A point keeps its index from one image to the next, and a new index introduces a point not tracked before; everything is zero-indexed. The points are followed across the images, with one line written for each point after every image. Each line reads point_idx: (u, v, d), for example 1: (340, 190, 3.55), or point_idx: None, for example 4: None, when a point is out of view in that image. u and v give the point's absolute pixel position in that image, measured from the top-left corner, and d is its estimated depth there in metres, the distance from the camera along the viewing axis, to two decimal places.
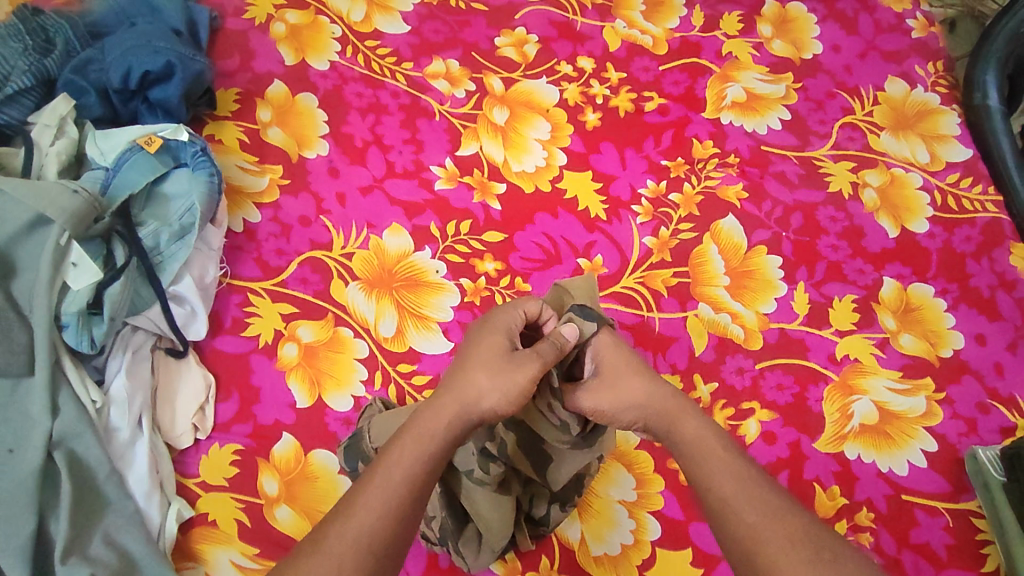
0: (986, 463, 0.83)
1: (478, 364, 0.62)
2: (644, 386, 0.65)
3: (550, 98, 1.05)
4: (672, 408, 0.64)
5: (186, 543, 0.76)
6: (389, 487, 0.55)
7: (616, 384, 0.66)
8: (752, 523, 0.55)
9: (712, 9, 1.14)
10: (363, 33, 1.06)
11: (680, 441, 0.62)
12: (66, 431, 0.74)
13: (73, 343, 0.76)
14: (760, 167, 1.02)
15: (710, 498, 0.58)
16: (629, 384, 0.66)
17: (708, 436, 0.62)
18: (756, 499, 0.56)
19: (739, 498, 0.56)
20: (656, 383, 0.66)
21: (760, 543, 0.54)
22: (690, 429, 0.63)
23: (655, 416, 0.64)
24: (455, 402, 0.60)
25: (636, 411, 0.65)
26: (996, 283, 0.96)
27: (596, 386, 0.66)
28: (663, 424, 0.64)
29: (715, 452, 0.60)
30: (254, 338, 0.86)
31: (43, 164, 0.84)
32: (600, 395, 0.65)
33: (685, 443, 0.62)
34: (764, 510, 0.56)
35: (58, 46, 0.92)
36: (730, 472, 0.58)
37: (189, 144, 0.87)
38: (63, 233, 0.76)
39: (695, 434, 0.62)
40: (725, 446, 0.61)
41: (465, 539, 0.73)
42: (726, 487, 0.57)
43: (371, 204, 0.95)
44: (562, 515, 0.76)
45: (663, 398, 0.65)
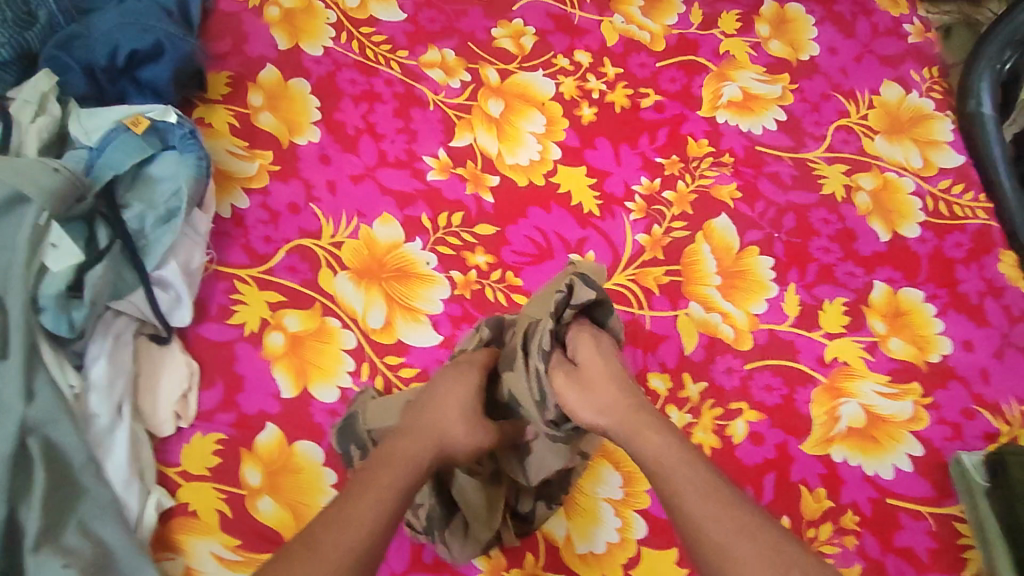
0: (971, 468, 0.84)
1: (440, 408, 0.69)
2: (613, 394, 0.67)
3: (546, 91, 1.04)
4: (637, 418, 0.65)
5: (166, 533, 0.75)
6: (381, 497, 0.58)
7: (588, 385, 0.68)
8: (717, 540, 0.55)
9: (711, 7, 1.14)
10: (358, 19, 1.05)
11: (645, 453, 0.63)
12: (41, 417, 0.71)
13: (50, 325, 0.74)
14: (755, 168, 1.01)
15: (678, 512, 0.58)
16: (602, 387, 0.67)
17: (671, 451, 0.61)
18: (726, 514, 0.56)
19: (706, 514, 0.57)
20: (624, 392, 0.67)
21: (726, 558, 0.54)
22: (655, 442, 0.62)
23: (617, 424, 0.65)
24: (427, 438, 0.66)
25: (604, 417, 0.66)
26: (985, 290, 0.97)
27: (573, 379, 0.68)
28: (626, 437, 0.65)
29: (681, 465, 0.60)
30: (240, 327, 0.84)
31: (24, 141, 0.81)
32: (575, 391, 0.67)
33: (650, 455, 0.62)
34: (733, 526, 0.56)
35: (41, 20, 0.89)
36: (699, 485, 0.58)
37: (177, 126, 0.84)
38: (42, 213, 0.74)
39: (662, 446, 0.62)
40: (693, 459, 0.61)
41: (451, 529, 0.72)
42: (693, 502, 0.57)
43: (362, 193, 0.93)
44: (547, 512, 0.77)
45: (629, 408, 0.66)
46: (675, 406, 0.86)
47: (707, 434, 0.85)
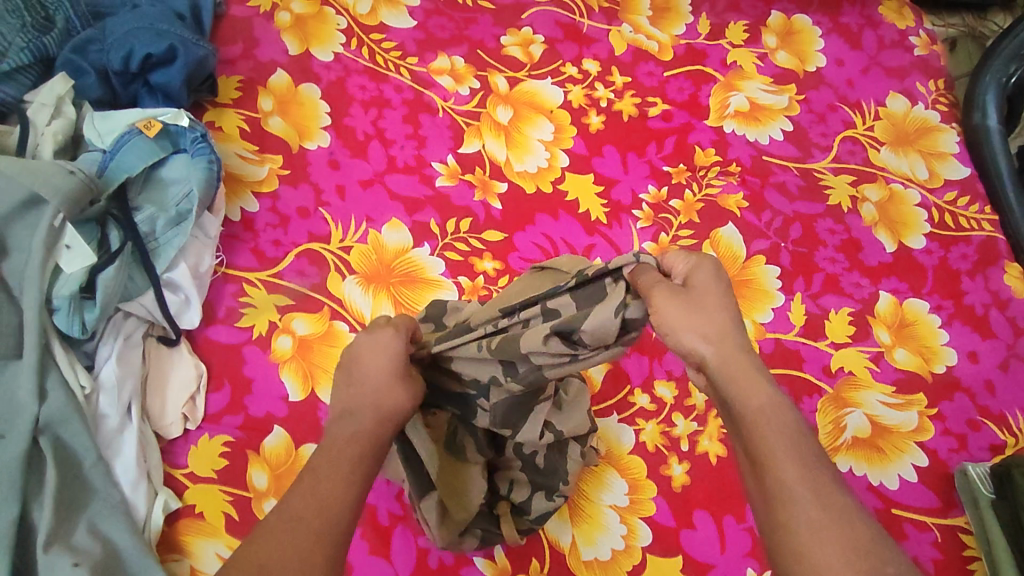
0: (976, 480, 0.83)
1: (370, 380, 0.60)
2: (719, 322, 0.57)
3: (554, 99, 1.04)
4: (743, 360, 0.56)
5: (172, 535, 0.75)
6: (325, 487, 0.52)
7: (696, 306, 0.56)
8: (810, 520, 0.50)
9: (719, 17, 1.15)
10: (369, 25, 1.05)
11: (747, 402, 0.55)
12: (53, 416, 0.72)
13: (63, 327, 0.75)
14: (761, 177, 1.02)
15: (769, 479, 0.52)
16: (709, 307, 0.57)
17: (775, 412, 0.54)
18: (822, 495, 0.51)
19: (803, 488, 0.51)
20: (732, 322, 0.57)
21: (816, 540, 0.49)
22: (763, 393, 0.55)
23: (720, 365, 0.56)
24: (370, 412, 0.58)
25: (704, 344, 0.56)
26: (990, 301, 0.97)
27: (677, 296, 0.56)
28: (724, 378, 0.56)
29: (785, 431, 0.53)
30: (248, 330, 0.85)
31: (38, 143, 0.82)
32: (675, 307, 0.55)
33: (754, 407, 0.54)
34: (826, 509, 0.50)
35: (58, 25, 0.90)
36: (797, 459, 0.52)
37: (189, 130, 0.85)
38: (57, 215, 0.74)
39: (768, 400, 0.55)
40: (796, 422, 0.54)
41: (427, 504, 0.69)
42: (790, 472, 0.52)
43: (371, 198, 0.94)
44: (548, 505, 0.75)
45: (733, 343, 0.57)
46: (681, 413, 0.85)
47: (714, 443, 0.84)
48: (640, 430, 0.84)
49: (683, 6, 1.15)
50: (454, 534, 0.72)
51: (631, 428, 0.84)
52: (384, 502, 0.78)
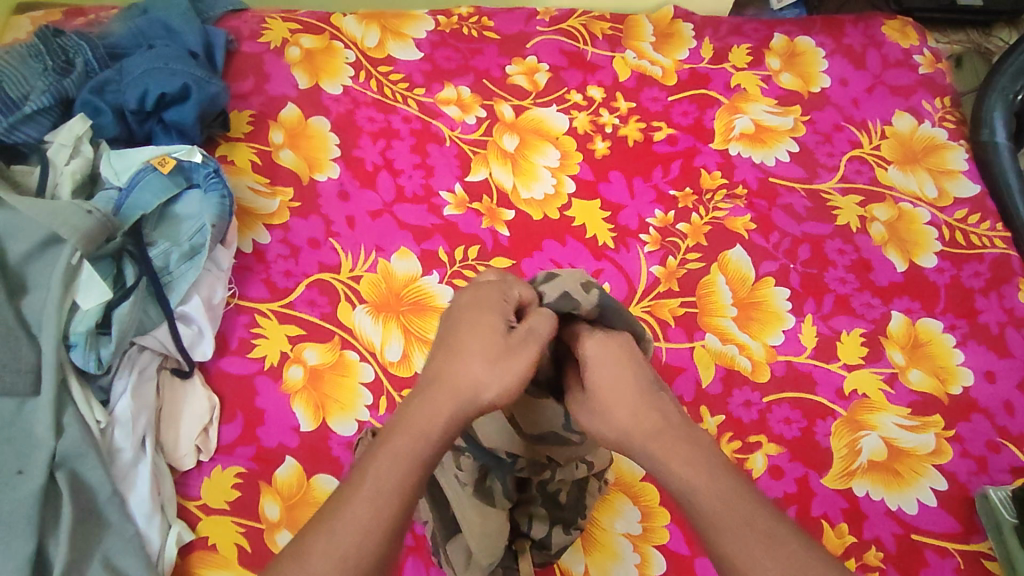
0: (998, 504, 0.81)
1: (470, 351, 0.60)
2: (636, 411, 0.60)
3: (560, 126, 1.06)
4: (659, 443, 0.58)
5: (185, 567, 0.76)
6: (378, 498, 0.52)
7: (610, 408, 0.61)
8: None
9: (722, 41, 1.16)
10: (377, 58, 1.08)
11: (688, 485, 0.56)
12: (69, 452, 0.73)
13: (80, 363, 0.76)
14: (768, 200, 1.02)
15: (720, 550, 0.53)
16: (625, 410, 0.60)
17: (700, 477, 0.55)
18: (766, 552, 0.51)
19: (754, 554, 0.51)
20: (638, 410, 0.60)
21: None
22: (695, 469, 0.56)
23: (642, 453, 0.59)
24: (451, 396, 0.58)
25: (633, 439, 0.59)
26: (1005, 319, 0.96)
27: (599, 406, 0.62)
28: (652, 463, 0.58)
29: (726, 499, 0.54)
30: (260, 360, 0.86)
31: (58, 183, 0.85)
32: (606, 418, 0.61)
33: (681, 486, 0.56)
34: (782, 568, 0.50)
35: (78, 67, 0.93)
36: (752, 534, 0.52)
37: (202, 165, 0.87)
38: (74, 253, 0.76)
39: (689, 470, 0.56)
40: (742, 492, 0.55)
41: (453, 547, 0.71)
42: (730, 540, 0.52)
43: (380, 228, 0.95)
44: (566, 538, 0.75)
45: (648, 431, 0.59)
46: None
47: None
48: None
49: (686, 31, 1.16)
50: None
51: None
52: None
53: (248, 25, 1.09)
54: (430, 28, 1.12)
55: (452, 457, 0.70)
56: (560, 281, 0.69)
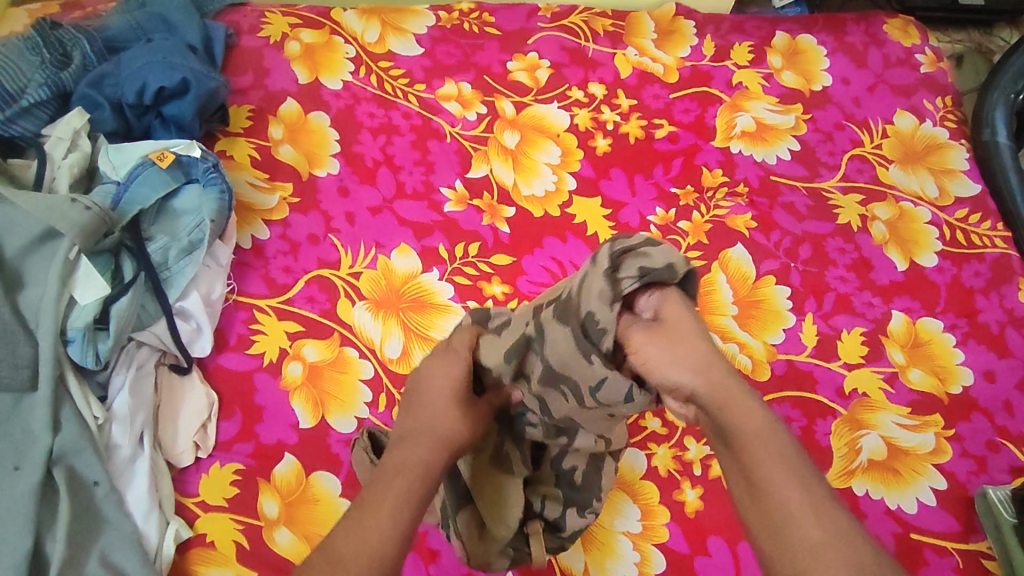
0: (997, 503, 0.82)
1: (423, 405, 0.63)
2: (708, 348, 0.57)
3: (560, 123, 1.05)
4: (733, 387, 0.56)
5: (183, 564, 0.75)
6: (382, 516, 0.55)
7: (676, 339, 0.57)
8: (814, 541, 0.50)
9: (724, 39, 1.15)
10: (377, 54, 1.07)
11: (743, 428, 0.54)
12: (67, 448, 0.73)
13: (77, 358, 0.75)
14: (769, 198, 1.02)
15: (771, 501, 0.52)
16: (697, 344, 0.57)
17: (771, 432, 0.54)
18: (822, 517, 0.51)
19: (804, 511, 0.51)
20: (716, 353, 0.57)
21: (816, 561, 0.49)
22: (756, 416, 0.55)
23: (712, 390, 0.55)
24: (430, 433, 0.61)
25: (692, 377, 0.55)
26: (1005, 319, 0.96)
27: (656, 334, 0.57)
28: (719, 404, 0.55)
29: (780, 453, 0.53)
30: (259, 357, 0.85)
31: (55, 177, 0.84)
32: (659, 345, 0.56)
33: (749, 431, 0.54)
34: (828, 531, 0.50)
35: (75, 61, 0.92)
36: (801, 496, 0.52)
37: (201, 160, 0.86)
38: (72, 247, 0.76)
39: (762, 423, 0.55)
40: (795, 452, 0.54)
41: (464, 518, 0.70)
42: (791, 495, 0.52)
43: (380, 224, 0.95)
44: (580, 521, 0.73)
45: (723, 371, 0.56)
46: (693, 438, 0.85)
47: None
48: (652, 454, 0.83)
49: (687, 28, 1.16)
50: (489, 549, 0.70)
51: (643, 451, 0.84)
52: None
53: (248, 19, 1.08)
54: (431, 24, 1.11)
55: None
56: (664, 247, 0.59)
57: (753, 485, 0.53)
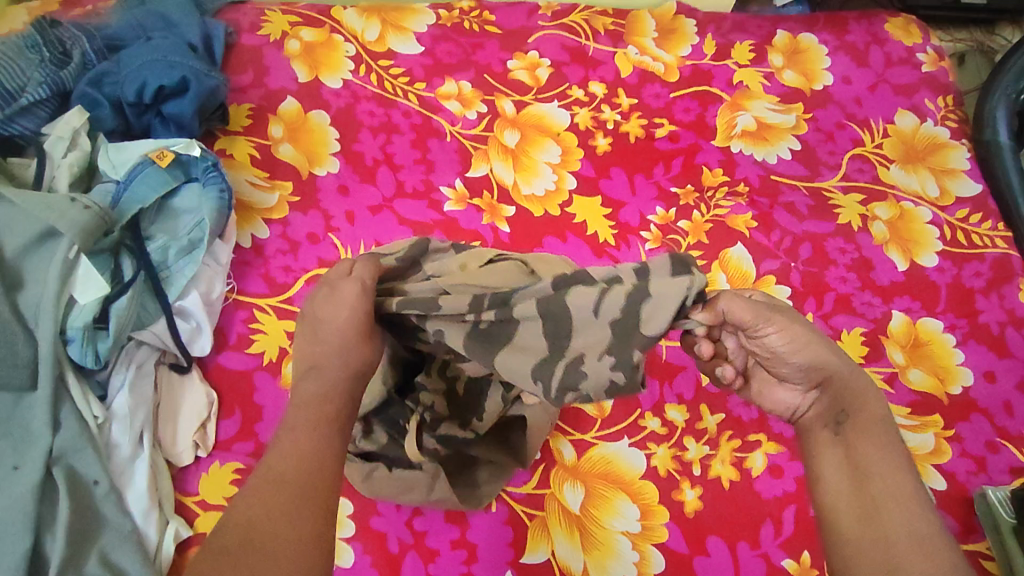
0: (997, 504, 0.82)
1: (323, 337, 0.59)
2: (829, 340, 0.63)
3: (561, 121, 1.05)
4: (865, 387, 0.63)
5: (183, 563, 0.76)
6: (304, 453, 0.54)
7: (810, 325, 0.61)
8: (914, 529, 0.58)
9: (724, 38, 1.15)
10: (377, 52, 1.07)
11: (865, 417, 0.63)
12: (66, 447, 0.73)
13: (76, 357, 0.75)
14: (770, 197, 1.02)
15: (871, 488, 0.61)
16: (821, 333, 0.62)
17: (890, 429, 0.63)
18: (915, 513, 0.59)
19: (894, 505, 0.60)
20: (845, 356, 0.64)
21: (905, 550, 0.58)
22: (874, 406, 0.63)
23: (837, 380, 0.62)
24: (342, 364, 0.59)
25: (835, 361, 0.61)
26: (1005, 319, 0.96)
27: (762, 313, 0.59)
28: (848, 396, 0.63)
29: (889, 452, 0.62)
30: (258, 356, 0.85)
31: (55, 176, 0.84)
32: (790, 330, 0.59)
33: (877, 423, 0.63)
34: (913, 527, 0.58)
35: (75, 59, 0.92)
36: (899, 494, 0.60)
37: (201, 159, 0.86)
38: (72, 247, 0.76)
39: (884, 420, 0.63)
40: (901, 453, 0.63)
41: None
42: (904, 484, 0.61)
43: (380, 223, 0.95)
44: (458, 432, 0.74)
45: (859, 372, 0.63)
46: (692, 438, 0.85)
47: (725, 466, 0.84)
48: (651, 454, 0.83)
49: (688, 27, 1.16)
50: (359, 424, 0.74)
51: (642, 451, 0.84)
52: (394, 530, 0.78)
53: (248, 18, 1.08)
54: (431, 22, 1.11)
55: None
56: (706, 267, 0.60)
57: (856, 471, 0.62)
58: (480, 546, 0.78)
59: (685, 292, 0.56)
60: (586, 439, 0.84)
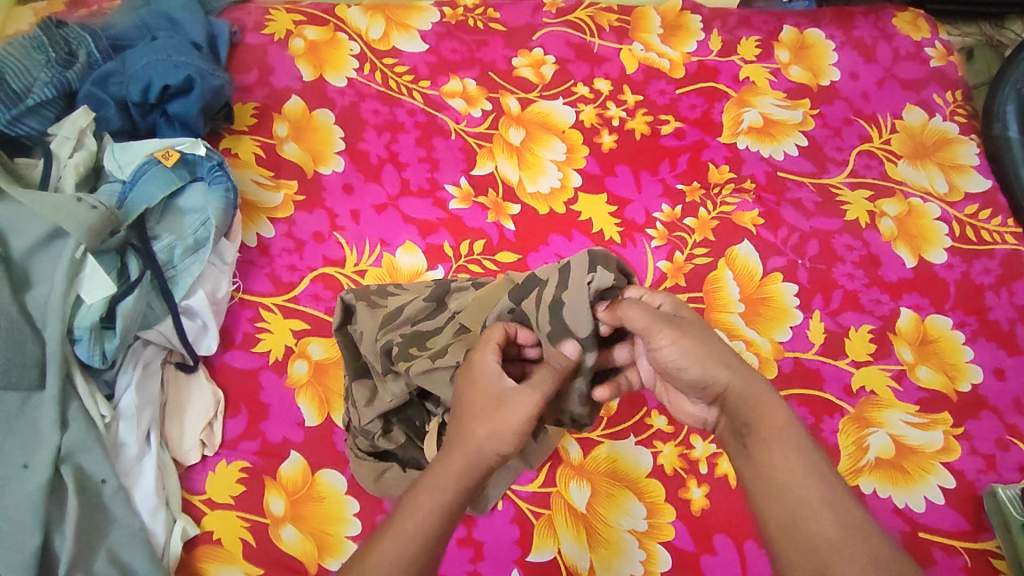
0: (1006, 502, 0.81)
1: (473, 414, 0.60)
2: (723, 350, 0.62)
3: (566, 119, 1.05)
4: (759, 386, 0.60)
5: (191, 561, 0.76)
6: (404, 535, 0.54)
7: (703, 335, 0.61)
8: (829, 537, 0.51)
9: (730, 34, 1.14)
10: (381, 50, 1.07)
11: (767, 422, 0.57)
12: (74, 446, 0.73)
13: (84, 357, 0.76)
14: (777, 194, 1.01)
15: (789, 498, 0.54)
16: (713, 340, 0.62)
17: (794, 426, 0.57)
18: (839, 512, 0.52)
19: (823, 503, 0.53)
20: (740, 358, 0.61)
21: (836, 556, 0.50)
22: (775, 411, 0.58)
23: (744, 384, 0.59)
24: (462, 453, 0.58)
25: (728, 372, 0.60)
26: (1015, 316, 0.95)
27: (670, 325, 0.60)
28: (748, 402, 0.59)
29: (799, 447, 0.56)
30: (265, 355, 0.85)
31: (61, 176, 0.84)
32: (686, 342, 0.60)
33: (779, 427, 0.57)
34: (844, 522, 0.52)
35: (80, 59, 0.92)
36: (811, 497, 0.53)
37: (206, 158, 0.86)
38: (78, 246, 0.76)
39: (787, 420, 0.57)
40: (813, 448, 0.56)
41: (359, 386, 0.76)
42: (811, 489, 0.54)
43: (385, 222, 0.94)
44: None
45: (750, 371, 0.60)
46: (699, 436, 0.84)
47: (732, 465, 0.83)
48: (658, 453, 0.83)
49: (693, 23, 1.15)
50: (372, 418, 0.74)
51: (649, 449, 0.83)
52: None
53: (252, 16, 1.08)
54: (435, 20, 1.11)
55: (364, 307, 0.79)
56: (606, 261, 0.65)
57: (767, 483, 0.55)
58: (486, 545, 0.78)
59: (587, 288, 0.62)
60: (592, 438, 0.84)
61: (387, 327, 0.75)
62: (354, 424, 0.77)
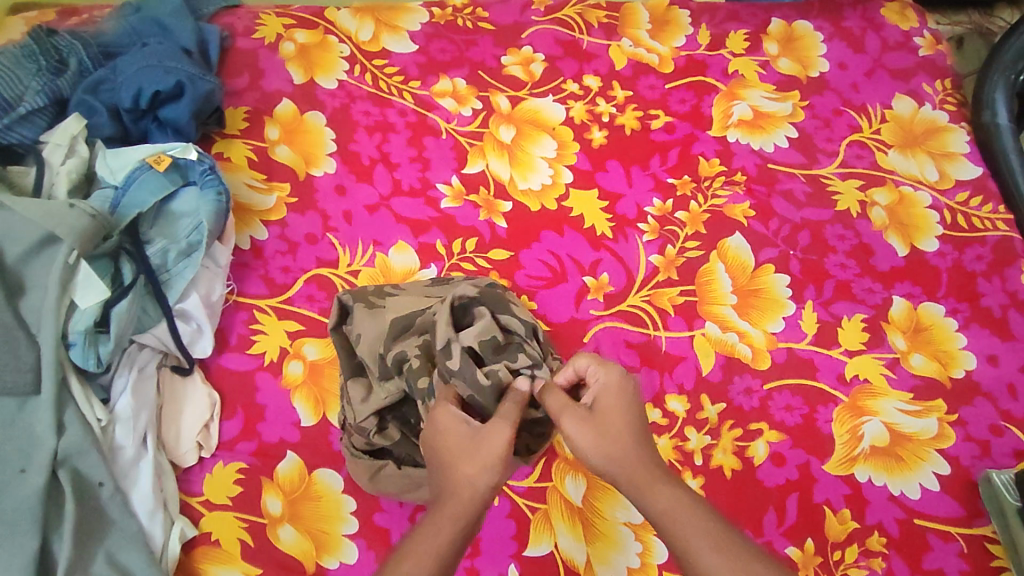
0: (1001, 487, 0.81)
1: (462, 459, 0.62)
2: (626, 443, 0.64)
3: (556, 116, 1.05)
4: (645, 472, 0.62)
5: (189, 563, 0.76)
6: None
7: (602, 429, 0.66)
8: None
9: (719, 27, 1.15)
10: (371, 52, 1.07)
11: (655, 508, 0.60)
12: (71, 449, 0.73)
13: (79, 362, 0.76)
14: (767, 186, 1.01)
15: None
16: (615, 431, 0.65)
17: (684, 504, 0.59)
18: (744, 574, 0.54)
19: (726, 573, 0.54)
20: (634, 444, 0.64)
21: None
22: (667, 496, 0.60)
23: (628, 477, 0.63)
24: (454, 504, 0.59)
25: (614, 467, 0.64)
26: (1008, 302, 0.95)
27: (585, 421, 0.67)
28: (634, 491, 0.62)
29: (695, 523, 0.57)
30: (259, 357, 0.86)
31: (54, 183, 0.84)
32: (586, 430, 0.66)
33: (659, 511, 0.59)
34: None
35: (71, 67, 0.93)
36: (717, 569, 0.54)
37: (198, 162, 0.87)
38: (71, 252, 0.76)
39: (671, 499, 0.60)
40: (709, 516, 0.58)
41: (354, 383, 0.77)
42: (712, 561, 0.55)
43: (377, 222, 0.95)
44: None
45: (635, 459, 0.63)
46: (693, 428, 0.85)
47: (726, 456, 0.84)
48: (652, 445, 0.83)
49: (682, 18, 1.15)
50: (368, 415, 0.75)
51: None
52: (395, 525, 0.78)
53: (243, 21, 1.08)
54: (425, 20, 1.11)
55: (360, 309, 0.79)
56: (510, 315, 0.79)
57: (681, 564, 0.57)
58: (484, 541, 0.78)
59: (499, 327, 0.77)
60: None
61: (396, 337, 0.77)
62: (348, 420, 0.77)
